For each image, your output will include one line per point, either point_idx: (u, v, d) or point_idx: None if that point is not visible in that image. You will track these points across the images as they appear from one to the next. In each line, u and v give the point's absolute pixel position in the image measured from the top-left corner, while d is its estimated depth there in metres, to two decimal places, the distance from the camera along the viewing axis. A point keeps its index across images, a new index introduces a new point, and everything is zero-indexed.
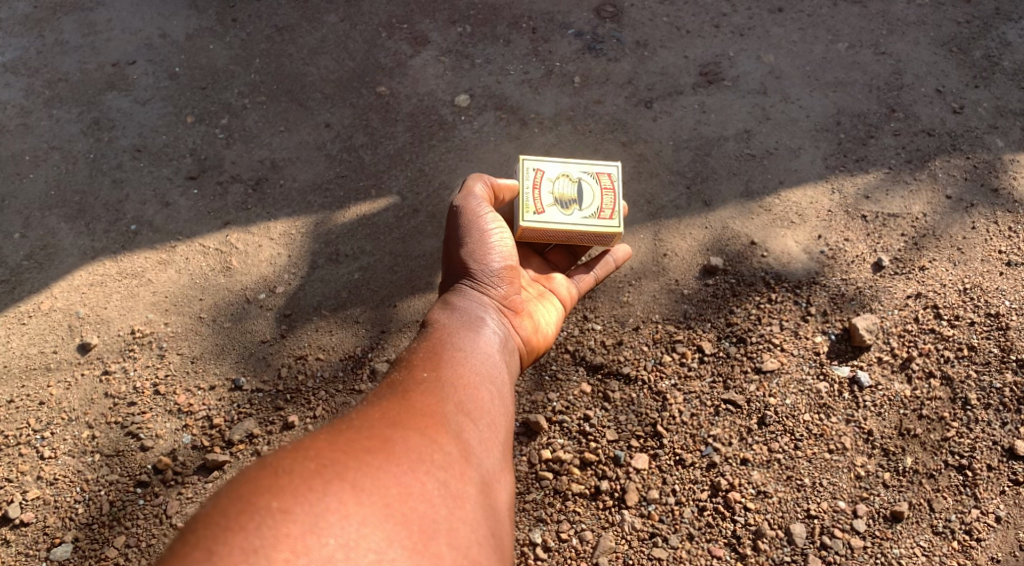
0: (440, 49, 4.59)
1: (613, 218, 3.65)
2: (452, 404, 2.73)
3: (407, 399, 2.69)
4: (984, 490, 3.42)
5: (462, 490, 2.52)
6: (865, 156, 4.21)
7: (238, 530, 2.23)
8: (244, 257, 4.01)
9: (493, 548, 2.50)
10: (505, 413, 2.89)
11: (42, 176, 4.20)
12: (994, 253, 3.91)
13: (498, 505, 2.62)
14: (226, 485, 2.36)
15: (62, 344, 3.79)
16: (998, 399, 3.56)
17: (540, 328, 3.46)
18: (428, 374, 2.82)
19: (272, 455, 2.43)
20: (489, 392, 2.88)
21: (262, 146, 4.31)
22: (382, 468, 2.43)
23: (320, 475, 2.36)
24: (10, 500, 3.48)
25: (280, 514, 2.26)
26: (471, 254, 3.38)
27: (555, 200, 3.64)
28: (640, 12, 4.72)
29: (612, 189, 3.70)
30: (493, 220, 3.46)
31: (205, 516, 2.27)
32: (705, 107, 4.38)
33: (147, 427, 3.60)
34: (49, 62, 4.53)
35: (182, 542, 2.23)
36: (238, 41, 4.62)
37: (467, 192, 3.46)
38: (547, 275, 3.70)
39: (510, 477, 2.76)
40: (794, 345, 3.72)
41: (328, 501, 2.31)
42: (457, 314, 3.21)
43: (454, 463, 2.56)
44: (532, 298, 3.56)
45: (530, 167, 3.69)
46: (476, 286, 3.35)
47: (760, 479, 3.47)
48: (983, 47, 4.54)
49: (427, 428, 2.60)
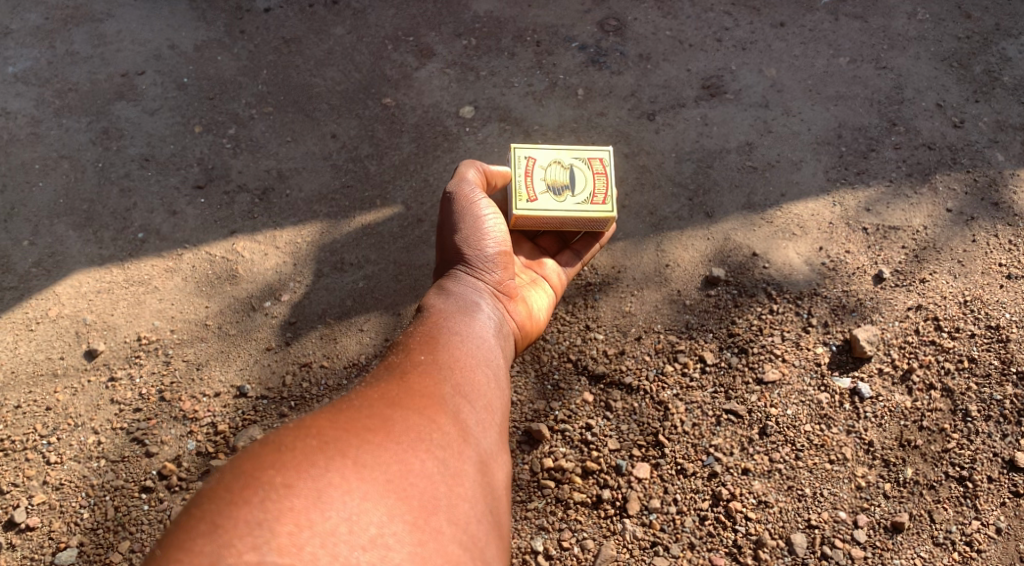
0: (445, 61, 4.64)
1: (606, 203, 3.66)
2: (449, 385, 2.76)
3: (405, 380, 2.71)
4: (985, 502, 3.44)
5: (460, 468, 2.54)
6: (866, 170, 4.24)
7: (243, 504, 2.25)
8: (249, 265, 4.04)
9: (490, 525, 2.53)
10: (501, 395, 2.91)
11: (51, 184, 4.25)
12: (994, 266, 3.93)
13: (495, 483, 2.64)
14: (229, 462, 2.38)
15: (69, 351, 3.82)
16: (998, 411, 3.59)
17: (533, 311, 3.51)
18: (425, 357, 2.85)
19: (274, 432, 2.46)
20: (486, 374, 2.91)
21: (268, 155, 4.35)
22: (382, 445, 2.46)
23: (322, 451, 2.39)
24: (17, 505, 3.50)
25: (283, 488, 2.29)
26: (466, 240, 3.41)
27: (547, 186, 3.66)
28: (643, 26, 4.77)
29: (604, 174, 3.71)
30: (488, 207, 3.50)
31: (209, 491, 2.30)
32: (707, 120, 4.42)
33: (153, 433, 3.63)
34: (59, 73, 4.58)
35: (187, 515, 2.26)
36: (246, 53, 4.68)
37: (461, 178, 3.51)
38: (538, 261, 3.74)
39: (506, 457, 2.79)
40: (795, 356, 3.74)
41: (330, 476, 2.34)
42: (453, 299, 3.24)
43: (453, 442, 2.58)
44: (525, 284, 3.61)
45: (523, 155, 3.72)
46: (471, 272, 3.38)
47: (761, 489, 3.49)
48: (983, 63, 4.58)
49: (425, 408, 2.62)
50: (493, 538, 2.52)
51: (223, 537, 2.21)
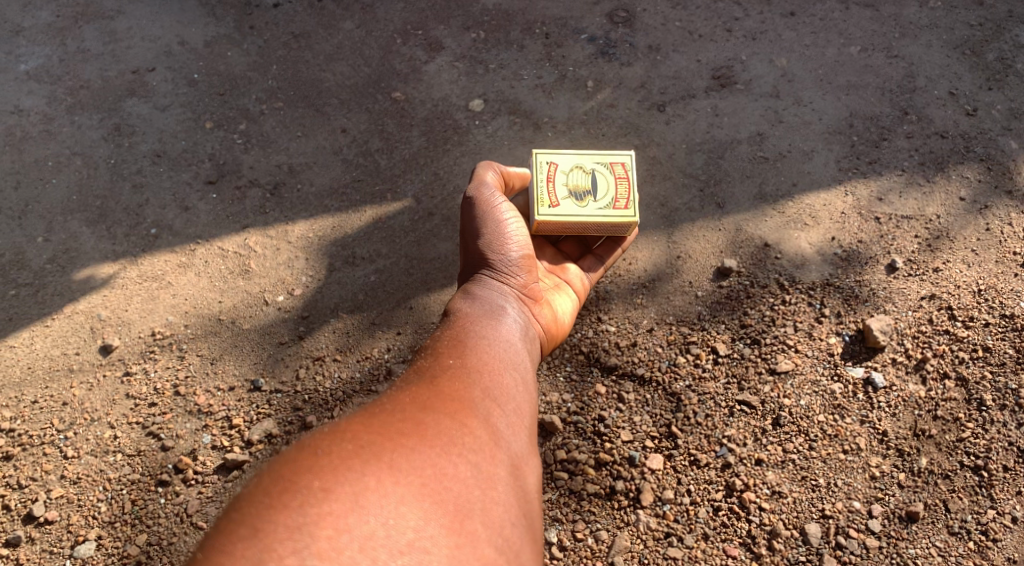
0: (454, 55, 4.64)
1: (628, 208, 3.65)
2: (479, 389, 2.76)
3: (435, 384, 2.72)
4: (1000, 491, 3.42)
5: (492, 472, 2.55)
6: (878, 159, 4.22)
7: (282, 508, 2.27)
8: (262, 260, 4.06)
9: (525, 528, 2.53)
10: (530, 399, 2.91)
11: (64, 181, 4.27)
12: (1009, 255, 3.91)
13: (527, 486, 2.65)
14: (266, 467, 2.40)
15: (84, 346, 3.85)
16: (1013, 400, 3.57)
17: (557, 315, 3.49)
18: (454, 361, 2.85)
19: (309, 437, 2.47)
20: (514, 378, 2.90)
21: (279, 150, 4.36)
22: (416, 449, 2.46)
23: (358, 455, 2.40)
24: (35, 499, 3.53)
25: (321, 492, 2.31)
26: (489, 243, 3.40)
27: (569, 192, 3.65)
28: (653, 17, 4.76)
29: (626, 179, 3.69)
30: (508, 211, 3.48)
31: (248, 495, 2.32)
32: (718, 110, 4.41)
33: (168, 428, 3.66)
34: (71, 70, 4.60)
35: (227, 520, 2.28)
36: (255, 49, 4.69)
37: (480, 181, 3.49)
38: (561, 265, 3.71)
39: (537, 460, 2.79)
40: (808, 346, 3.73)
41: (366, 480, 2.35)
42: (479, 302, 3.22)
43: (485, 446, 2.59)
44: (548, 288, 3.59)
45: (544, 160, 3.70)
46: (496, 276, 3.36)
47: (775, 480, 3.48)
48: (996, 50, 4.55)
49: (456, 412, 2.63)
50: (528, 541, 2.52)
51: (264, 541, 2.22)
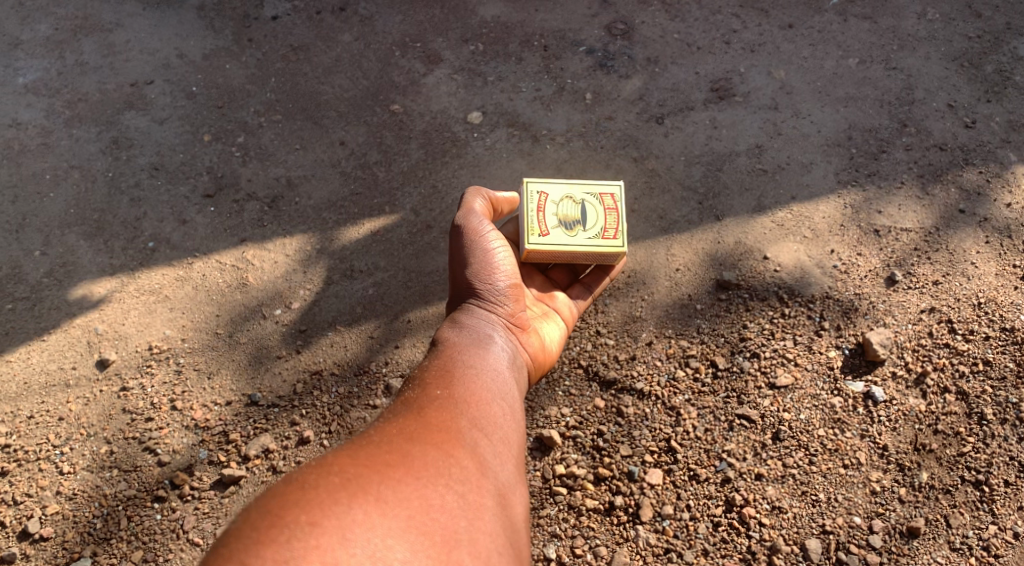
0: (453, 67, 4.65)
1: (616, 237, 3.64)
2: (466, 419, 2.75)
3: (422, 415, 2.71)
4: (1001, 506, 3.40)
5: (479, 502, 2.53)
6: (877, 171, 4.22)
7: (271, 542, 2.24)
8: (260, 273, 4.05)
9: (512, 557, 2.52)
10: (518, 428, 2.90)
11: (61, 195, 4.26)
12: (1008, 268, 3.91)
13: (515, 516, 2.63)
14: (253, 503, 2.37)
15: (81, 361, 3.83)
16: (1014, 414, 3.56)
17: (545, 343, 3.46)
18: (441, 392, 2.83)
19: (296, 470, 2.45)
20: (502, 408, 2.89)
21: (277, 163, 4.36)
22: (403, 481, 2.45)
23: (345, 488, 2.38)
24: (30, 515, 3.51)
25: (308, 526, 2.28)
26: (477, 273, 3.37)
27: (559, 222, 3.63)
28: (651, 29, 4.76)
29: (615, 210, 3.69)
30: (496, 240, 3.45)
31: (236, 530, 2.28)
32: (716, 123, 4.41)
33: (164, 443, 3.63)
34: (69, 83, 4.60)
35: (214, 556, 2.24)
36: (254, 61, 4.69)
37: (469, 209, 3.46)
38: (550, 293, 3.67)
39: (525, 489, 2.78)
40: (808, 360, 3.71)
41: (353, 513, 2.34)
42: (466, 332, 3.20)
43: (471, 476, 2.58)
44: (536, 316, 3.54)
45: (535, 190, 3.70)
46: (483, 305, 3.33)
47: (775, 495, 3.46)
48: (994, 62, 4.56)
49: (442, 443, 2.62)
50: None
51: None
